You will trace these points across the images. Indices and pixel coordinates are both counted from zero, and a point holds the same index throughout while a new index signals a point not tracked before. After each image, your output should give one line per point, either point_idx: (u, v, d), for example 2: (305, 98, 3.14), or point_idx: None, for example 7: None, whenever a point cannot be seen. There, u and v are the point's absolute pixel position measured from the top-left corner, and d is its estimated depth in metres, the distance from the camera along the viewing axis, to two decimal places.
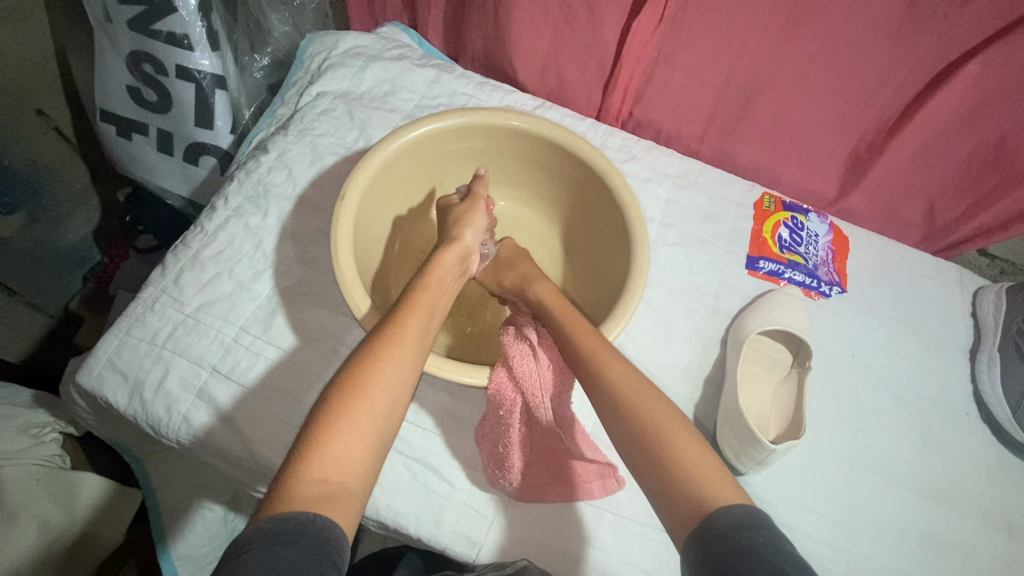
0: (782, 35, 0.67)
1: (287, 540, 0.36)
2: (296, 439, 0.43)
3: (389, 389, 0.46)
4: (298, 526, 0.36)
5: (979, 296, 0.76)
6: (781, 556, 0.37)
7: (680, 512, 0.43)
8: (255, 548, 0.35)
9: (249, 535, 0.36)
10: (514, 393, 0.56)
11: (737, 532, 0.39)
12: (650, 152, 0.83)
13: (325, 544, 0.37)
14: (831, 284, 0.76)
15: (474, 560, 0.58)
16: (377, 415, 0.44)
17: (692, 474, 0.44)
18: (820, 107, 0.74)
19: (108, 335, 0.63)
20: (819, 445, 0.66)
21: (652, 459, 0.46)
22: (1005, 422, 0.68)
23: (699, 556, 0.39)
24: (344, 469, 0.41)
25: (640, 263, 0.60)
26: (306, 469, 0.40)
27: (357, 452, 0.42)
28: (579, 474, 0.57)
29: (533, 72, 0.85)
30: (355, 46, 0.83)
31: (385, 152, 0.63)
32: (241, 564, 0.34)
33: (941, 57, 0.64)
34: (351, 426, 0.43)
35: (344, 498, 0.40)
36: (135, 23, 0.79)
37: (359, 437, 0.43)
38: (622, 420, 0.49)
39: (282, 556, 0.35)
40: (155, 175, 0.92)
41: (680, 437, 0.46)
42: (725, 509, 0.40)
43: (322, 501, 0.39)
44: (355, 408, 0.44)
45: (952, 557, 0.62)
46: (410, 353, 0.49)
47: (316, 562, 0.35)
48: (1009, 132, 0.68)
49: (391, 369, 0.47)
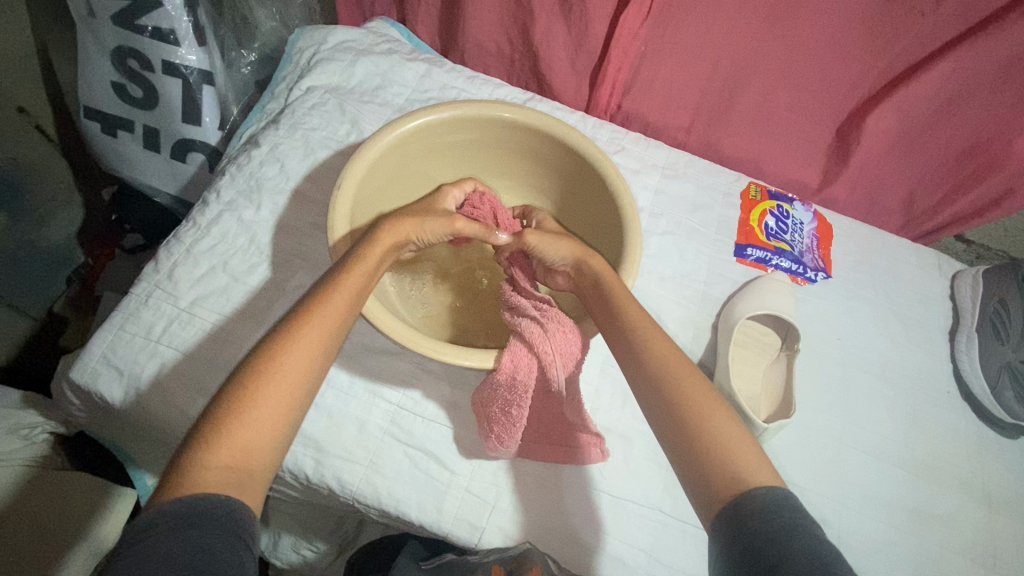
0: (765, 27, 0.69)
1: (196, 523, 0.35)
2: (198, 423, 0.41)
3: (299, 373, 0.44)
4: (209, 509, 0.36)
5: (957, 280, 0.79)
6: (811, 539, 0.37)
7: (707, 487, 0.42)
8: (159, 531, 0.34)
9: (152, 516, 0.35)
10: (532, 366, 0.55)
11: (772, 512, 0.39)
12: (639, 143, 0.84)
13: (236, 522, 0.37)
14: (817, 270, 0.78)
15: (476, 544, 0.59)
16: (285, 399, 0.43)
17: (718, 442, 0.44)
18: (803, 99, 0.76)
19: (101, 330, 0.63)
20: (809, 425, 0.68)
21: (676, 415, 0.46)
22: (984, 399, 0.70)
23: (729, 534, 0.39)
24: (250, 454, 0.40)
25: (633, 249, 0.62)
26: (214, 451, 0.39)
27: (266, 435, 0.42)
28: (582, 441, 0.59)
29: (523, 65, 0.86)
30: (345, 40, 0.83)
31: (379, 144, 0.64)
32: (151, 550, 0.33)
33: (919, 49, 0.66)
34: (255, 412, 0.41)
35: (249, 480, 0.39)
36: (119, 18, 0.78)
37: (264, 423, 0.41)
38: (644, 381, 0.49)
39: (194, 539, 0.34)
40: (140, 172, 0.91)
41: (710, 407, 0.46)
42: (762, 489, 0.40)
43: (223, 484, 0.38)
44: (262, 396, 0.42)
45: (938, 529, 0.64)
46: (321, 346, 0.46)
47: (229, 541, 0.35)
48: (985, 121, 0.70)
49: (302, 353, 0.45)
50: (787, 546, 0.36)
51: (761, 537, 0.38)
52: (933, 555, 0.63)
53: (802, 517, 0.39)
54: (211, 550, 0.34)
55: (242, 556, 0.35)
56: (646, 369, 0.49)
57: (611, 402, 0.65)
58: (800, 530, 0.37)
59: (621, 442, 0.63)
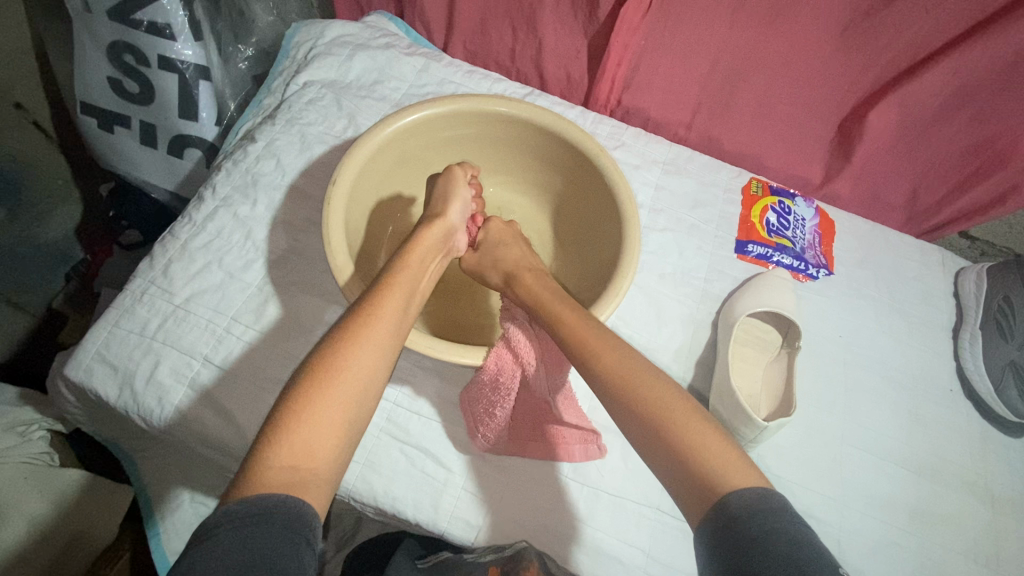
0: (768, 21, 0.68)
1: (261, 522, 0.35)
2: (265, 424, 0.41)
3: (365, 373, 0.44)
4: (273, 509, 0.36)
5: (960, 277, 0.78)
6: (791, 543, 0.36)
7: (691, 495, 0.42)
8: (225, 529, 0.34)
9: (225, 514, 0.35)
10: (514, 368, 0.58)
11: (750, 517, 0.38)
12: (639, 138, 0.83)
13: (298, 523, 0.36)
14: (818, 267, 0.77)
15: (472, 543, 0.58)
16: (353, 400, 0.43)
17: (692, 446, 0.43)
18: (805, 94, 0.75)
19: (97, 327, 0.62)
20: (809, 423, 0.67)
21: (647, 423, 0.46)
22: (988, 397, 0.70)
23: (714, 544, 0.38)
24: (317, 456, 0.40)
25: (631, 246, 0.61)
26: (284, 449, 0.39)
27: (332, 441, 0.41)
28: (575, 438, 0.59)
29: (522, 59, 0.85)
30: (342, 35, 0.83)
31: (374, 140, 0.63)
32: (215, 547, 0.33)
33: (923, 43, 0.65)
34: (324, 414, 0.41)
35: (316, 485, 0.39)
36: (115, 13, 0.77)
37: (331, 427, 0.41)
38: (611, 394, 0.48)
39: (256, 538, 0.34)
40: (138, 169, 0.91)
41: (677, 412, 0.45)
42: (737, 492, 0.40)
43: (294, 487, 0.37)
44: (330, 398, 0.42)
45: (939, 529, 0.63)
46: (385, 352, 0.46)
47: (291, 542, 0.35)
48: (990, 118, 0.70)
49: (367, 353, 0.45)
50: (766, 552, 0.36)
51: (740, 546, 0.37)
52: (934, 556, 0.62)
53: (785, 520, 0.38)
54: (272, 549, 0.34)
55: (303, 556, 0.35)
56: (630, 374, 0.48)
57: None
58: (778, 534, 0.37)
59: (619, 441, 0.63)
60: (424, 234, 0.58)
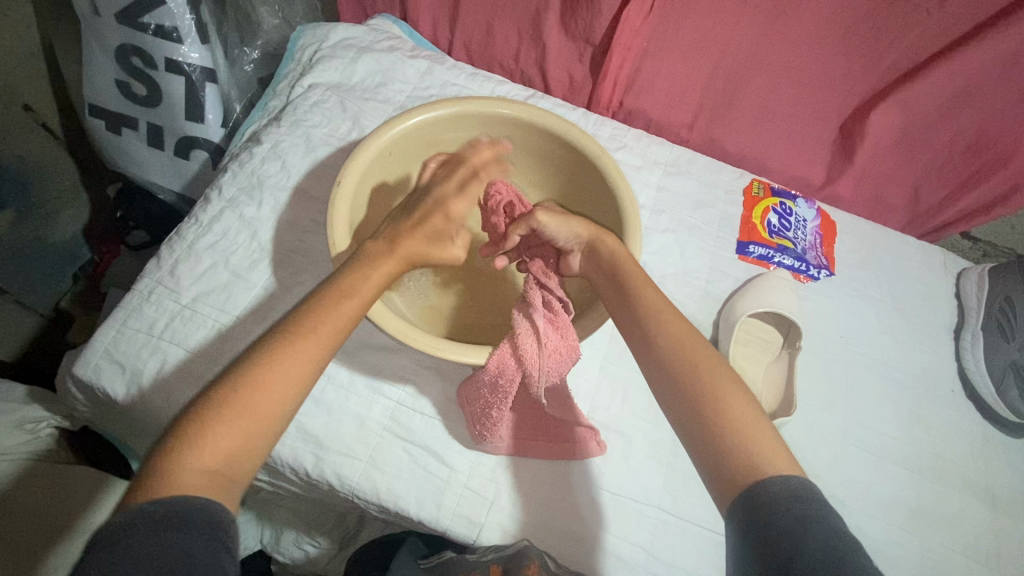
0: (770, 22, 0.68)
1: (178, 525, 0.35)
2: (181, 419, 0.41)
3: (292, 378, 0.44)
4: (187, 512, 0.35)
5: (962, 278, 0.78)
6: (828, 533, 0.36)
7: (729, 476, 0.41)
8: (138, 532, 0.34)
9: (136, 515, 0.35)
10: (516, 372, 0.55)
11: (792, 501, 0.37)
12: (641, 140, 0.84)
13: (217, 527, 0.36)
14: (819, 268, 0.77)
15: (475, 541, 0.59)
16: (276, 404, 0.43)
17: (736, 430, 0.42)
18: (807, 96, 0.75)
19: (104, 326, 0.63)
20: (811, 424, 0.68)
21: (694, 400, 0.45)
22: (990, 398, 0.70)
23: (748, 523, 0.38)
24: (228, 457, 0.40)
25: (633, 246, 0.61)
26: (198, 455, 0.39)
27: (248, 443, 0.41)
28: (581, 435, 0.59)
29: (525, 62, 0.86)
30: (346, 38, 0.83)
31: (379, 142, 0.64)
32: (127, 549, 0.33)
33: (925, 45, 0.66)
34: (243, 415, 0.41)
35: (225, 485, 0.39)
36: (123, 16, 0.78)
37: (248, 429, 0.41)
38: (663, 367, 0.48)
39: (175, 542, 0.34)
40: (145, 170, 0.92)
41: (730, 395, 0.44)
42: (782, 478, 0.39)
43: (201, 485, 0.37)
44: (251, 400, 0.42)
45: (941, 529, 0.64)
46: (317, 357, 0.46)
47: (212, 545, 0.35)
48: (991, 119, 0.70)
49: (297, 358, 0.45)
50: (805, 538, 0.35)
51: (775, 528, 0.36)
52: (935, 556, 0.62)
53: (823, 510, 0.37)
54: (191, 552, 0.34)
55: (222, 561, 0.35)
56: (677, 354, 0.48)
57: (611, 399, 0.65)
58: (817, 523, 0.36)
59: (621, 440, 0.63)
60: (384, 247, 0.56)
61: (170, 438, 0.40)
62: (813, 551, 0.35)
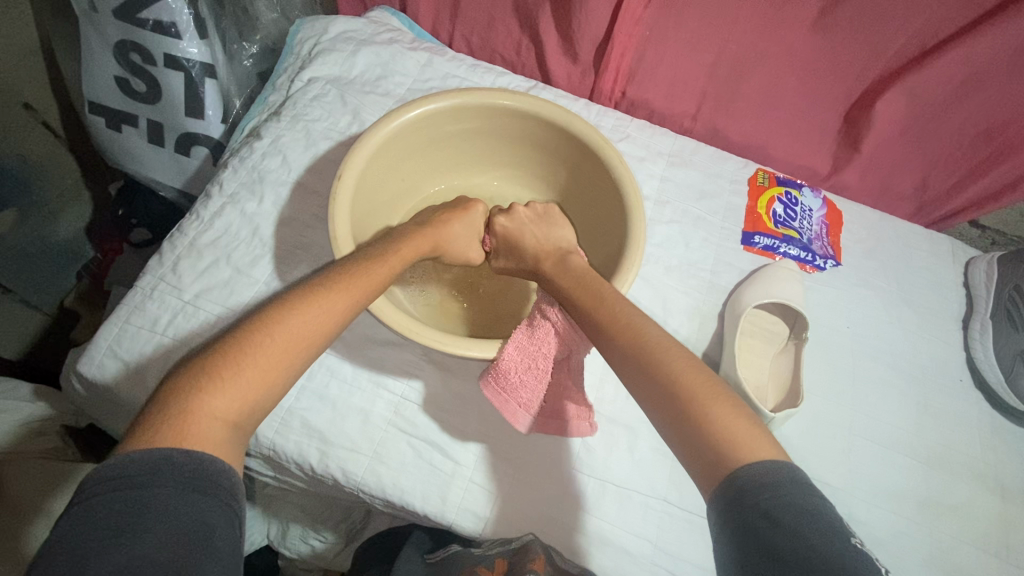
0: (776, 8, 0.67)
1: (203, 490, 0.34)
2: (190, 365, 0.40)
3: (303, 337, 0.43)
4: (209, 473, 0.35)
5: (970, 267, 0.77)
6: (795, 519, 0.34)
7: (701, 468, 0.39)
8: (166, 486, 0.33)
9: (147, 461, 0.33)
10: (551, 336, 0.57)
11: (762, 491, 0.36)
12: (644, 130, 0.83)
13: (234, 499, 0.36)
14: (826, 257, 0.76)
15: (480, 534, 0.59)
16: (285, 360, 0.42)
17: (703, 420, 0.40)
18: (812, 83, 0.74)
19: (108, 323, 0.63)
20: (817, 413, 0.67)
21: (666, 387, 0.43)
22: (999, 387, 0.69)
23: (726, 518, 0.36)
24: (232, 408, 0.38)
25: (637, 237, 0.61)
26: (199, 405, 0.37)
27: (254, 398, 0.40)
28: (570, 413, 0.58)
29: (526, 52, 0.85)
30: (345, 30, 0.83)
31: (379, 133, 0.63)
32: (154, 502, 0.32)
33: (932, 31, 0.65)
34: (252, 368, 0.40)
35: (230, 443, 0.37)
36: (120, 12, 0.78)
37: (255, 383, 0.40)
38: (634, 364, 0.46)
39: (200, 507, 0.34)
40: (145, 168, 0.91)
41: (696, 386, 0.42)
42: (745, 470, 0.37)
43: (208, 440, 0.36)
44: (260, 354, 0.41)
45: (949, 519, 0.63)
46: (333, 317, 0.45)
47: (231, 519, 0.35)
48: (1000, 103, 0.69)
49: (309, 317, 0.44)
50: (772, 532, 0.34)
51: (749, 522, 0.35)
52: (943, 546, 0.62)
53: (796, 493, 0.36)
54: (209, 524, 0.33)
55: (236, 538, 0.35)
56: (652, 351, 0.46)
57: (617, 391, 0.65)
58: (785, 509, 0.35)
59: (626, 432, 0.63)
60: (401, 244, 0.57)
61: (172, 386, 0.38)
62: (783, 542, 0.33)
